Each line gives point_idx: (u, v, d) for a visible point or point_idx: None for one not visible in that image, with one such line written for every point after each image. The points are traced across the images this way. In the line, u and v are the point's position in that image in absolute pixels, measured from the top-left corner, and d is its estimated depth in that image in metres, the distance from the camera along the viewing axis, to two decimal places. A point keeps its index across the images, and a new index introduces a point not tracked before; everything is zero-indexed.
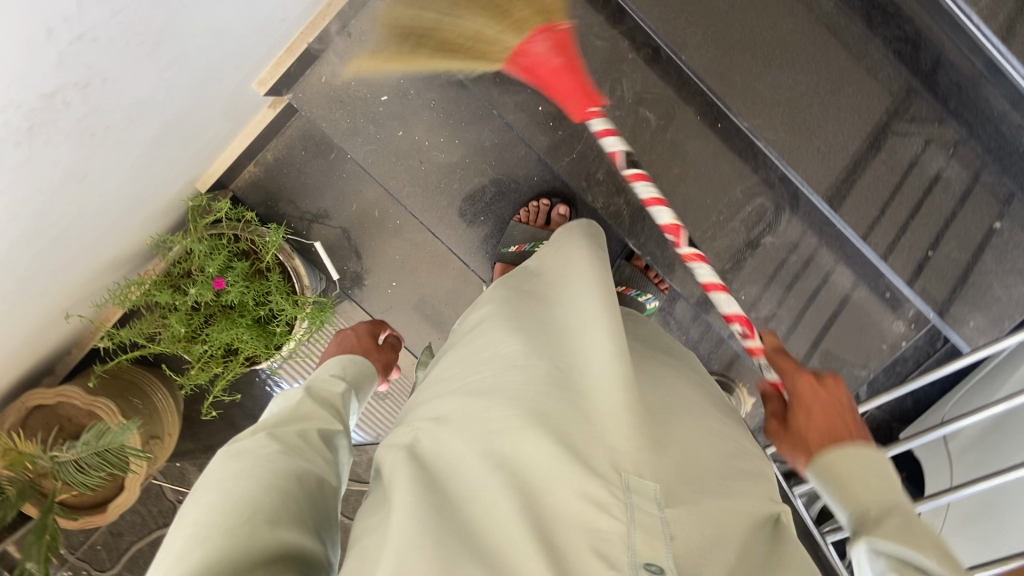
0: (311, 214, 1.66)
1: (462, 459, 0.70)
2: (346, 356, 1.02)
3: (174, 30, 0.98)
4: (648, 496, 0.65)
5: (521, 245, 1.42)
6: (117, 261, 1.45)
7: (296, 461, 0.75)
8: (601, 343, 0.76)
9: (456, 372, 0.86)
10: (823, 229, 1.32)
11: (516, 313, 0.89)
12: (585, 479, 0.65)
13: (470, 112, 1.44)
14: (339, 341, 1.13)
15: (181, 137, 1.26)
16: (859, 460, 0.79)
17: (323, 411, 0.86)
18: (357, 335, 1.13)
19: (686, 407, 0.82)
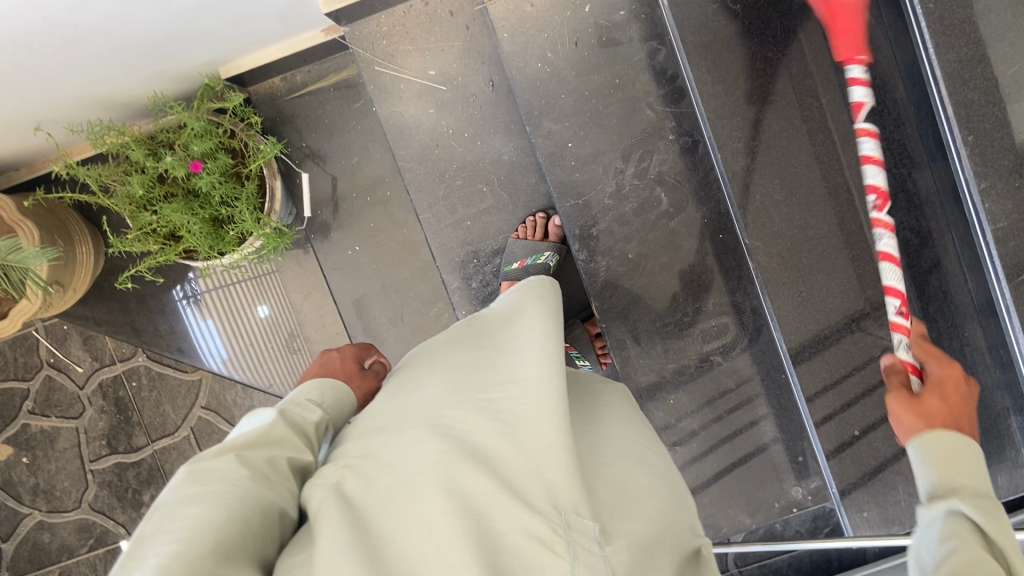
0: (310, 149, 1.64)
1: (393, 495, 0.65)
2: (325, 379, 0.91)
3: None
4: (589, 535, 0.64)
5: (523, 261, 1.42)
6: (110, 102, 1.41)
7: (263, 490, 0.67)
8: (536, 375, 0.74)
9: (383, 393, 0.81)
10: (769, 371, 1.30)
11: (440, 346, 0.85)
12: (526, 515, 0.64)
13: (504, 122, 1.43)
14: (323, 360, 1.05)
15: (231, 9, 1.25)
16: (960, 447, 0.79)
17: (296, 439, 0.76)
18: (342, 359, 1.03)
19: (614, 451, 0.79)
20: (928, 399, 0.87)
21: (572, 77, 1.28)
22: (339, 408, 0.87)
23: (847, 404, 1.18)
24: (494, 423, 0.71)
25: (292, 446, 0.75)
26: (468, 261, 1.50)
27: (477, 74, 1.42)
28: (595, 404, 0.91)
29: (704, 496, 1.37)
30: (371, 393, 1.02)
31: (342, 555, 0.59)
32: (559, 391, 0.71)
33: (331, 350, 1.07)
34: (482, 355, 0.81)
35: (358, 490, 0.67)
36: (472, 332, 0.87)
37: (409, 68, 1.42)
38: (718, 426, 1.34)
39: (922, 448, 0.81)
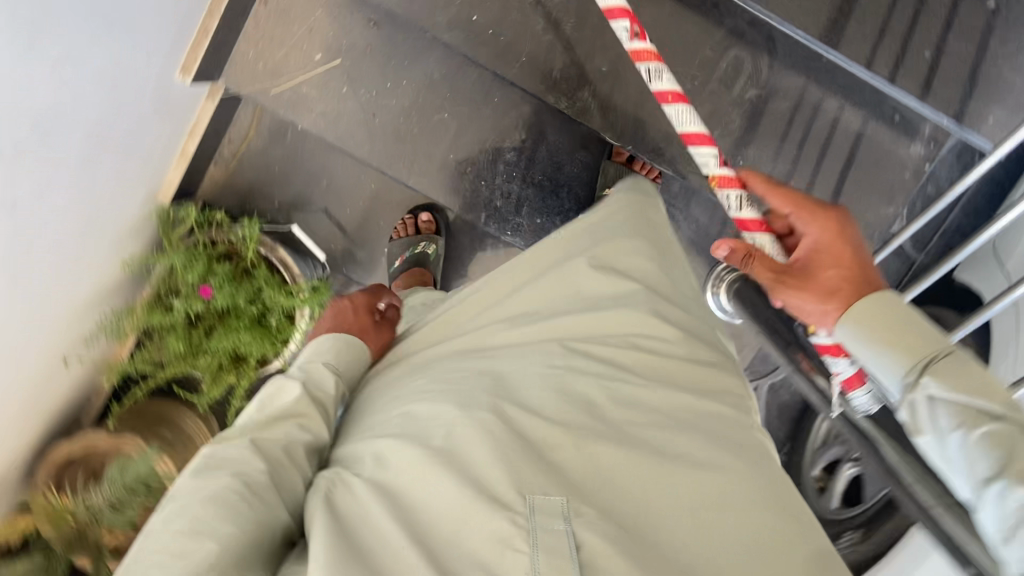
0: (287, 201, 1.58)
1: (371, 508, 0.69)
2: (336, 335, 0.96)
3: (52, 15, 0.87)
4: (555, 512, 0.68)
5: (401, 256, 1.49)
6: (102, 294, 1.37)
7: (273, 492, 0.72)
8: (528, 401, 0.81)
9: (369, 416, 0.85)
10: (809, 65, 1.28)
11: (448, 350, 0.94)
12: (493, 516, 0.66)
13: (412, 47, 1.34)
14: (335, 312, 1.01)
15: (114, 143, 1.16)
16: (888, 309, 0.70)
17: (312, 413, 0.83)
18: (354, 309, 1.01)
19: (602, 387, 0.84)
20: (823, 273, 0.77)
21: None
22: (354, 364, 0.94)
23: (912, 29, 1.24)
24: (483, 432, 0.75)
25: (316, 415, 0.83)
26: (477, 189, 1.39)
27: (353, 26, 1.33)
28: (652, 285, 0.98)
29: None
30: (386, 342, 1.02)
31: (332, 560, 0.62)
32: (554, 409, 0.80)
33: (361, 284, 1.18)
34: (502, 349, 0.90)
35: (344, 494, 0.71)
36: (494, 300, 1.00)
37: (298, 67, 1.34)
38: (809, 149, 1.31)
39: (856, 332, 0.72)
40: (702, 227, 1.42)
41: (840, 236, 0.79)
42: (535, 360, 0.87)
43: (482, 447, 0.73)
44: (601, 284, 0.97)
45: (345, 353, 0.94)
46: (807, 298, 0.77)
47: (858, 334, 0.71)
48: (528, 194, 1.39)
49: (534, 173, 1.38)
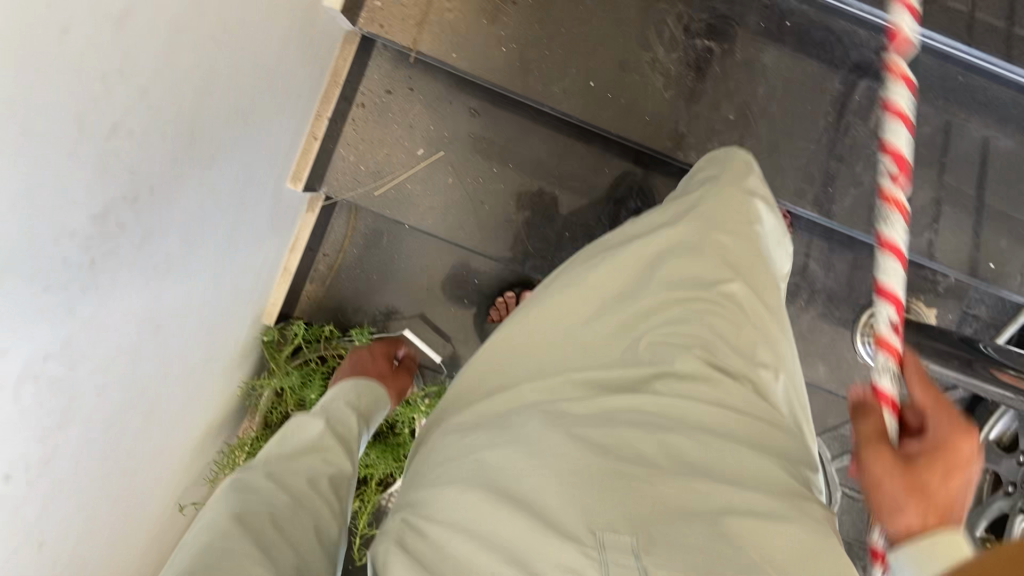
0: (386, 309, 1.52)
1: (450, 560, 0.66)
2: (359, 382, 1.22)
3: (206, 116, 0.81)
4: (626, 549, 0.62)
5: None
6: (216, 427, 1.29)
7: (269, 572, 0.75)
8: (637, 439, 0.73)
9: (454, 452, 0.80)
10: None
11: (526, 372, 0.88)
12: (562, 549, 0.62)
13: (515, 128, 1.32)
14: (356, 359, 1.30)
15: (237, 260, 1.09)
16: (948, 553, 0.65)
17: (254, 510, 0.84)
18: (370, 360, 1.30)
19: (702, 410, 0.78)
20: (929, 480, 0.68)
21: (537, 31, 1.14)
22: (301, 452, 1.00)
23: None
24: (561, 458, 0.71)
25: (336, 448, 1.04)
26: None
27: (454, 116, 1.31)
28: (739, 268, 0.90)
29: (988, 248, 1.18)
30: (405, 384, 1.35)
31: None
32: (680, 454, 0.72)
33: (361, 347, 1.35)
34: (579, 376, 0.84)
35: (417, 542, 0.69)
36: (590, 315, 0.91)
37: (400, 164, 1.31)
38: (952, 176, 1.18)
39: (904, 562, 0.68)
40: (842, 280, 1.34)
41: (947, 475, 0.68)
42: (640, 407, 0.77)
43: (580, 490, 0.67)
44: (708, 268, 0.88)
45: (363, 394, 1.19)
46: (885, 490, 0.70)
47: (917, 557, 0.67)
48: None
49: None
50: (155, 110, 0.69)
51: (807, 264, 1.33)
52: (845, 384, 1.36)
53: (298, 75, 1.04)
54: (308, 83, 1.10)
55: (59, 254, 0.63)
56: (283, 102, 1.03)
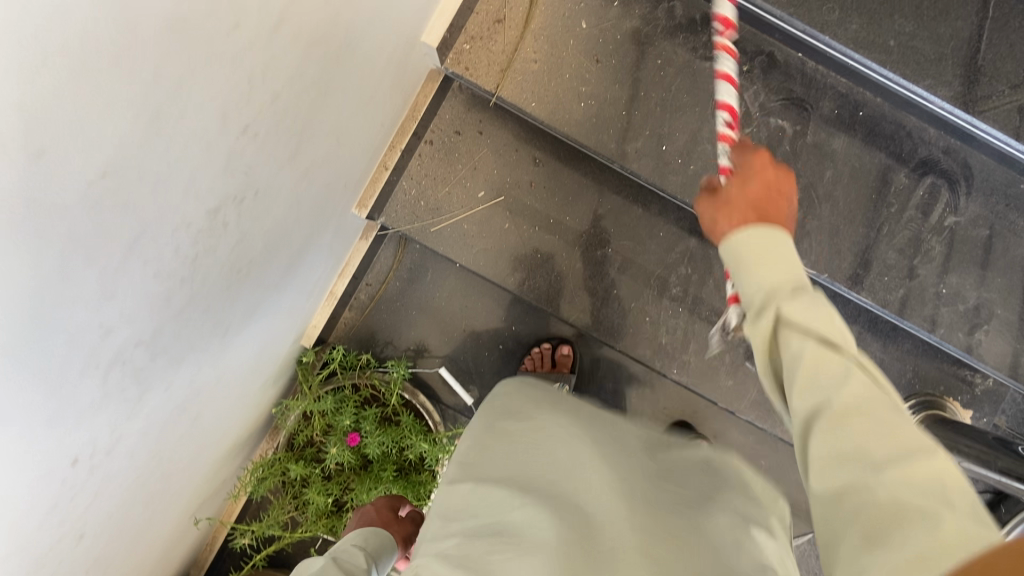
0: (416, 345, 1.52)
1: None
2: (367, 528, 1.08)
3: (309, 133, 0.82)
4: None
5: None
6: (243, 443, 1.28)
7: None
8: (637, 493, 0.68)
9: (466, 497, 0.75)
10: (1009, 190, 1.16)
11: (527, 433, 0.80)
12: None
13: (577, 182, 1.34)
14: (360, 515, 1.16)
15: (299, 279, 1.10)
16: (827, 380, 0.56)
17: None
18: (378, 510, 1.16)
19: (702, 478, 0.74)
20: (733, 190, 0.70)
21: (616, 92, 1.17)
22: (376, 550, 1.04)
23: None
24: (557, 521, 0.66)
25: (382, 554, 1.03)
26: (641, 327, 1.35)
27: (518, 164, 1.33)
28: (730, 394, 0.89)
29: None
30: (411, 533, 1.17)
31: None
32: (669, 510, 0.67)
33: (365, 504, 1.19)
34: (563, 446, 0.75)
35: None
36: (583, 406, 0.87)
37: (459, 204, 1.33)
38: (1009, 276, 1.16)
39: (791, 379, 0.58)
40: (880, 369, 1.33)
41: (763, 172, 0.70)
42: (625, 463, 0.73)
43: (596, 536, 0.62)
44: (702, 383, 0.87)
45: (372, 539, 1.04)
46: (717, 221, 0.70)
47: (797, 388, 0.58)
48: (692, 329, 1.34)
49: (702, 310, 1.33)
50: (278, 114, 0.71)
51: None
52: None
53: (387, 103, 1.06)
54: (389, 115, 1.12)
55: (174, 241, 0.63)
56: (369, 128, 1.05)
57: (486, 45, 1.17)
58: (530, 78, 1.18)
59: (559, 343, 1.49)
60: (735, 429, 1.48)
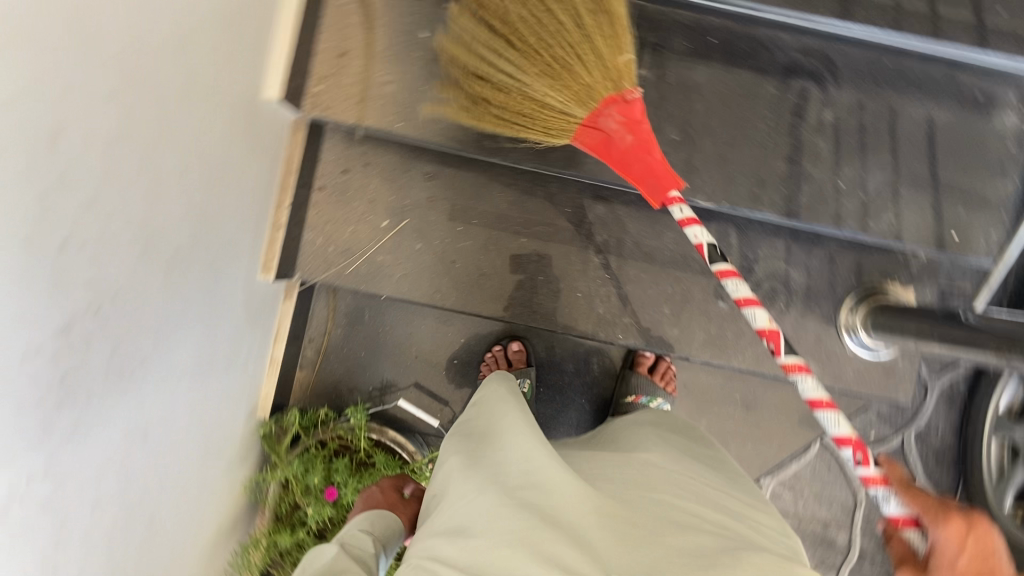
0: (383, 383, 1.52)
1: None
2: (374, 513, 1.08)
3: (159, 220, 0.85)
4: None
5: None
6: (225, 529, 1.28)
7: None
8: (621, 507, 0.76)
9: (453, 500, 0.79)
10: (873, 71, 1.21)
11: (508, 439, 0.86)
12: None
13: (472, 184, 1.33)
14: (365, 499, 1.18)
15: (220, 355, 1.12)
16: None
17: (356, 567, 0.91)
18: (382, 492, 1.19)
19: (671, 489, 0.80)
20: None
21: (473, 90, 1.18)
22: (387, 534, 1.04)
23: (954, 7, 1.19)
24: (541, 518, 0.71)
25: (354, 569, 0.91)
26: (576, 303, 1.36)
27: (410, 184, 1.32)
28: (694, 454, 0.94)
29: (953, 216, 1.19)
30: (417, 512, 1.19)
31: None
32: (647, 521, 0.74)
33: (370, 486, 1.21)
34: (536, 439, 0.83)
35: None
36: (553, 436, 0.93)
37: (366, 239, 1.33)
38: (907, 150, 1.20)
39: None
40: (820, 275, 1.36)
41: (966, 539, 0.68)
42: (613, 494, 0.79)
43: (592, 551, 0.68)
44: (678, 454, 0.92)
45: (377, 523, 1.05)
46: None
47: None
48: (625, 291, 1.35)
49: (628, 271, 1.34)
50: (109, 213, 0.73)
51: (776, 267, 1.35)
52: (841, 377, 1.36)
53: (249, 164, 1.08)
54: (259, 176, 1.14)
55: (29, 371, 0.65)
56: (239, 197, 1.07)
57: (338, 82, 1.18)
58: (388, 101, 1.19)
59: (508, 342, 1.50)
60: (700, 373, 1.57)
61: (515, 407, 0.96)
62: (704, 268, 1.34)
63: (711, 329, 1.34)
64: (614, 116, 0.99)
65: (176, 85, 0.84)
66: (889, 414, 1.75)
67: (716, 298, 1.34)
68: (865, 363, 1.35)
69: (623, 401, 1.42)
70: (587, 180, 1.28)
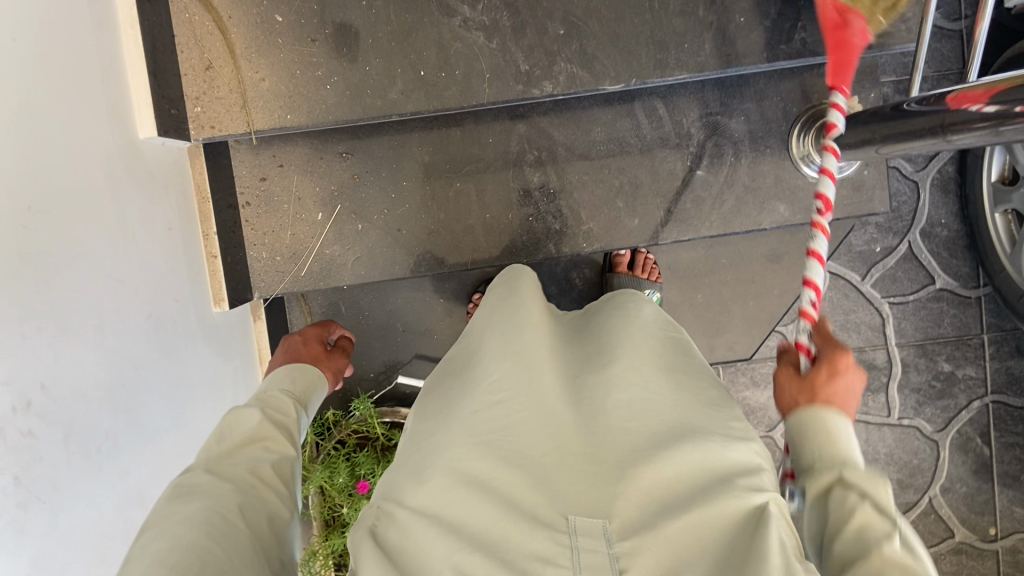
0: (386, 365, 1.51)
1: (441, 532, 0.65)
2: (295, 366, 1.10)
3: (73, 291, 0.85)
4: (598, 534, 0.62)
5: None
6: None
7: (246, 497, 0.77)
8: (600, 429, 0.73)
9: (432, 436, 0.79)
10: None
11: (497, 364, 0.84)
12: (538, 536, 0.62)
13: (389, 148, 1.30)
14: (289, 345, 1.20)
15: (198, 396, 1.12)
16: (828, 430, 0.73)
17: (279, 435, 0.91)
18: (306, 345, 1.20)
19: (652, 402, 0.78)
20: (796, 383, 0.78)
21: (351, 57, 1.16)
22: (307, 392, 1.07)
23: None
24: (502, 459, 0.70)
25: (277, 436, 0.91)
26: (531, 227, 1.34)
27: (330, 168, 1.30)
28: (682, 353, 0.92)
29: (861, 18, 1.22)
30: (336, 366, 1.22)
31: None
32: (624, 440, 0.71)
33: (292, 336, 1.24)
34: (518, 365, 0.81)
35: (388, 529, 0.69)
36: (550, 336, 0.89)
37: (307, 237, 1.31)
38: None
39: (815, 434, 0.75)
40: (758, 116, 1.31)
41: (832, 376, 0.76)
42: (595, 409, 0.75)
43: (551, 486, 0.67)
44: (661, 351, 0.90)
45: (299, 381, 1.07)
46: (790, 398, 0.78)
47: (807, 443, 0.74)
48: (574, 198, 1.33)
49: (570, 179, 1.32)
50: (20, 297, 0.75)
51: (715, 120, 1.31)
52: (812, 208, 1.34)
53: (153, 206, 1.06)
54: (171, 214, 1.12)
55: None
56: (154, 241, 1.05)
57: (214, 96, 1.18)
58: (274, 95, 1.17)
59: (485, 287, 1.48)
60: (680, 251, 1.56)
61: (508, 319, 0.92)
62: (643, 148, 1.32)
63: (670, 206, 1.33)
64: (834, 6, 0.97)
65: (51, 154, 0.84)
66: (889, 223, 1.65)
67: (664, 172, 1.32)
68: (832, 185, 1.33)
69: None
70: (499, 106, 1.25)
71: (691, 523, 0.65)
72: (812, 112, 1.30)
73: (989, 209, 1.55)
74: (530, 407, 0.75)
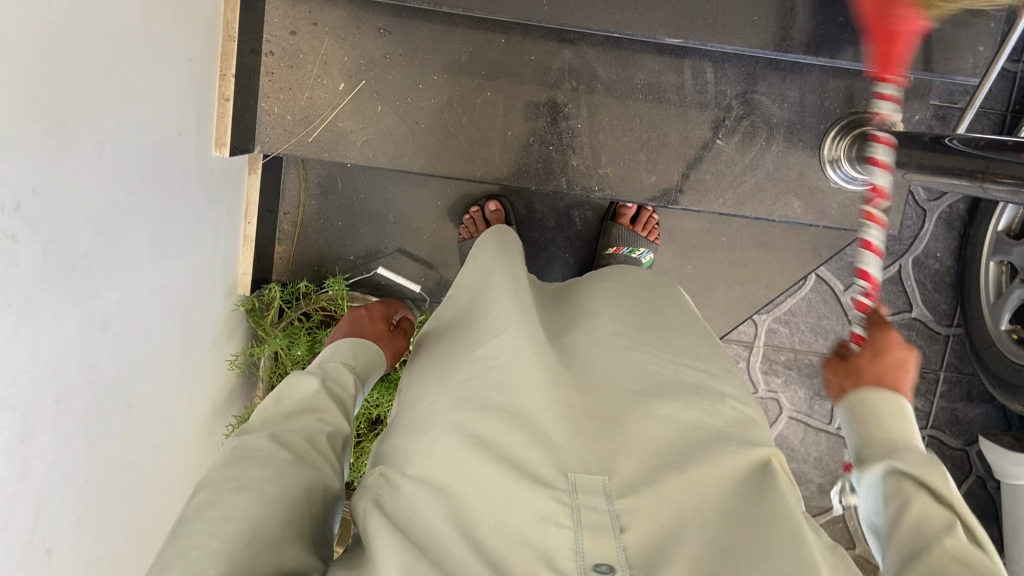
0: (367, 251, 1.50)
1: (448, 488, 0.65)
2: (356, 343, 1.08)
3: (79, 109, 0.80)
4: (598, 492, 0.63)
5: None
6: (223, 406, 1.33)
7: (305, 469, 0.74)
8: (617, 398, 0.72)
9: (435, 383, 0.79)
10: None
11: (502, 311, 0.84)
12: (536, 492, 0.62)
13: (429, 37, 1.25)
14: (354, 319, 1.19)
15: (178, 237, 1.10)
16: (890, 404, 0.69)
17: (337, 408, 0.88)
18: (370, 320, 1.18)
19: (649, 373, 0.77)
20: (862, 360, 0.71)
21: None
22: (366, 366, 1.04)
23: None
24: (506, 417, 0.69)
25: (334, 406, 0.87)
26: (548, 156, 1.32)
27: (364, 40, 1.25)
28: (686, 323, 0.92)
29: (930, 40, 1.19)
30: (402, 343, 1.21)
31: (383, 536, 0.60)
32: (636, 408, 0.71)
33: (357, 309, 1.23)
34: (523, 324, 0.81)
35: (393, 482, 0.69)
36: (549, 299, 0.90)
37: (324, 106, 1.27)
38: None
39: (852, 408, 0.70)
40: (798, 107, 1.29)
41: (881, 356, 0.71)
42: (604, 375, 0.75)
43: (562, 447, 0.67)
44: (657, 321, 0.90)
45: (359, 359, 1.04)
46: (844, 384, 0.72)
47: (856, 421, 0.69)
48: (598, 139, 1.31)
49: (600, 119, 1.30)
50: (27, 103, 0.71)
51: (757, 100, 1.29)
52: (825, 212, 1.33)
53: (177, 34, 1.01)
54: (193, 47, 1.08)
55: None
56: (172, 72, 1.01)
57: None
58: None
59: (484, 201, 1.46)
60: (684, 218, 1.58)
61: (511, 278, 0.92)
62: (680, 107, 1.29)
63: (689, 173, 1.32)
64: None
65: None
66: (888, 244, 1.66)
67: (695, 138, 1.30)
68: (850, 194, 1.32)
69: (604, 254, 1.42)
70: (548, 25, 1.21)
71: (691, 481, 0.65)
72: (858, 116, 1.28)
73: (987, 257, 1.55)
74: (522, 362, 0.75)
